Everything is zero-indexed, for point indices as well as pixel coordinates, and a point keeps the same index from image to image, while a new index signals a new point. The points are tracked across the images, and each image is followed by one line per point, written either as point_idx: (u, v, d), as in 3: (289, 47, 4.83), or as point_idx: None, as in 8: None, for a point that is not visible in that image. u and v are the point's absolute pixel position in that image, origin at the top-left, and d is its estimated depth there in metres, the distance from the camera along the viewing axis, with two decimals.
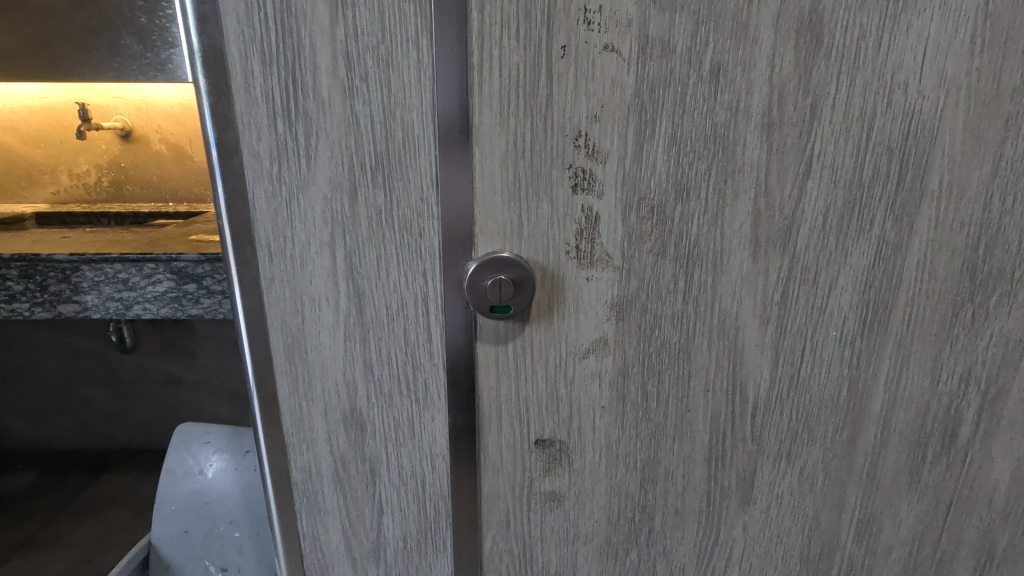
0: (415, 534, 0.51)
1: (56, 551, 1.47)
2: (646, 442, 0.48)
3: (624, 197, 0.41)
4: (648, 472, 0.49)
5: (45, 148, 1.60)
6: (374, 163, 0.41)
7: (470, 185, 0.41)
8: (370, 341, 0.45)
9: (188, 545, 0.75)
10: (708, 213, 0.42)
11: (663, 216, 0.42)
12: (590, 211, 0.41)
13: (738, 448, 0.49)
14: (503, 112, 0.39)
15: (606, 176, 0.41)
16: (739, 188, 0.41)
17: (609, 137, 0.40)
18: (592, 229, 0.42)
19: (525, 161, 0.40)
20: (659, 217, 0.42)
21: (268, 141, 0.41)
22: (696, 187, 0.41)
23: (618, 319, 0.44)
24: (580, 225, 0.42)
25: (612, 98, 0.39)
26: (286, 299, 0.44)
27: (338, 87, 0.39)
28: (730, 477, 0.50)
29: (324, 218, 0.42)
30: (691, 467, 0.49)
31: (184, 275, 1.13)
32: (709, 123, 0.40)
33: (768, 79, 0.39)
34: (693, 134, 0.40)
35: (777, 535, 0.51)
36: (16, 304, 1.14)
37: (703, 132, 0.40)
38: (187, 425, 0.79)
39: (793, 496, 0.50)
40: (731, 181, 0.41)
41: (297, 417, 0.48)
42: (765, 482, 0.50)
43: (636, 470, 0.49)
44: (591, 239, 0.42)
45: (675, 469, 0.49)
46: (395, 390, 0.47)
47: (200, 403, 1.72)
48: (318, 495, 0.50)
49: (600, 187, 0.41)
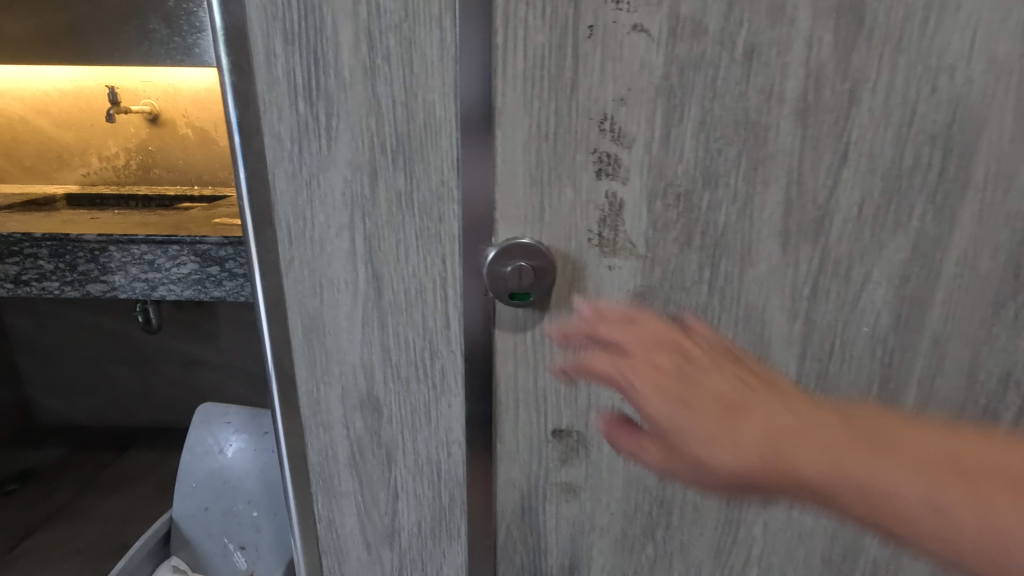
0: (429, 520, 0.51)
1: (83, 523, 1.52)
2: None
3: (650, 184, 0.40)
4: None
5: (75, 130, 1.63)
6: (396, 144, 0.40)
7: (490, 169, 0.40)
8: (388, 326, 0.45)
9: (207, 522, 0.76)
10: (736, 201, 0.40)
11: (690, 203, 0.41)
12: (614, 197, 0.40)
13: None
14: (526, 94, 0.38)
15: (631, 162, 0.40)
16: (770, 175, 0.40)
17: (635, 120, 0.39)
18: (615, 216, 0.41)
19: (548, 145, 0.39)
20: (686, 205, 0.41)
21: (289, 121, 0.40)
22: (724, 174, 0.40)
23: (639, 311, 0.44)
24: (603, 212, 0.41)
25: (639, 80, 0.38)
26: (305, 281, 0.44)
27: (360, 67, 0.39)
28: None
29: (344, 200, 0.42)
30: None
31: (207, 257, 1.14)
32: (741, 107, 0.38)
33: (805, 62, 0.37)
34: (724, 119, 0.39)
35: (799, 535, 0.50)
36: (46, 283, 1.17)
37: (734, 118, 0.38)
38: (207, 405, 0.79)
39: None
40: (762, 169, 0.40)
41: (314, 400, 0.48)
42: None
43: None
44: (614, 227, 0.41)
45: None
46: (412, 375, 0.46)
47: (223, 384, 1.76)
48: (334, 479, 0.50)
49: (624, 173, 0.40)
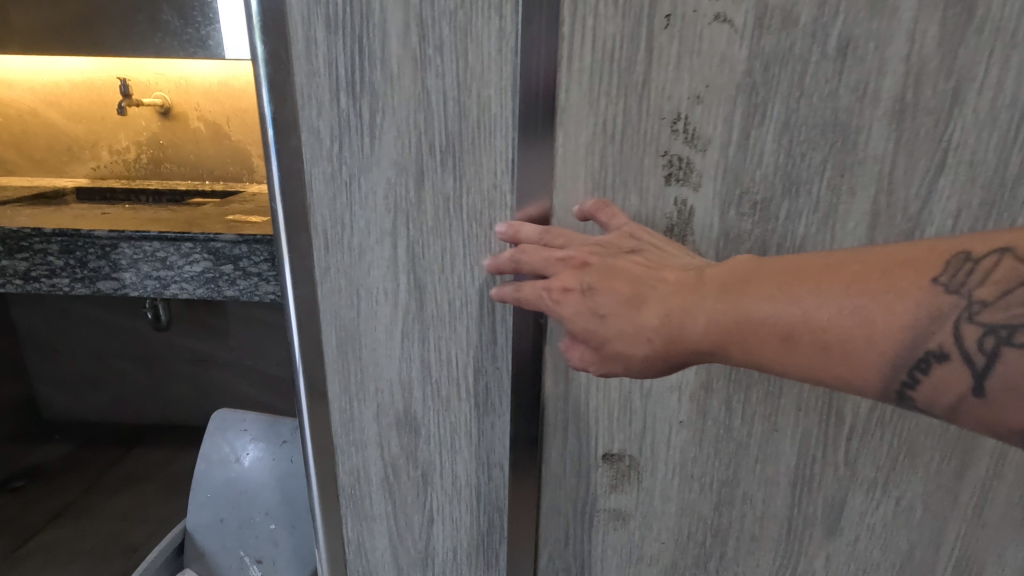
0: (466, 546, 0.48)
1: (90, 523, 1.49)
2: (726, 463, 0.44)
3: (724, 190, 0.37)
4: (725, 494, 0.45)
5: (86, 123, 1.60)
6: (446, 143, 0.37)
7: (550, 172, 0.37)
8: (430, 340, 0.42)
9: (224, 533, 0.73)
10: (818, 211, 0.37)
11: (767, 212, 0.37)
12: (684, 204, 0.37)
13: (827, 473, 0.44)
14: (592, 91, 0.35)
15: (705, 166, 0.36)
16: (859, 183, 0.36)
17: (711, 121, 0.35)
18: (684, 225, 0.38)
19: (614, 146, 0.36)
20: (763, 215, 0.37)
21: (330, 117, 0.37)
22: (807, 181, 0.36)
23: None
24: (671, 220, 0.38)
25: (718, 76, 0.34)
26: (341, 291, 0.41)
27: (409, 58, 0.35)
28: (815, 503, 0.45)
29: (386, 204, 0.38)
30: (773, 491, 0.45)
31: (221, 255, 1.11)
32: (830, 108, 0.34)
33: (906, 58, 0.33)
34: (810, 120, 0.35)
35: (863, 570, 0.47)
36: (56, 280, 1.14)
37: (822, 119, 0.35)
38: (224, 411, 0.76)
39: (885, 529, 0.45)
40: (849, 176, 0.36)
41: (347, 417, 0.45)
42: (855, 512, 0.45)
43: (710, 492, 0.45)
44: (682, 237, 0.38)
45: (755, 493, 0.45)
46: (454, 392, 0.43)
47: (232, 382, 1.73)
48: (366, 501, 0.47)
49: (696, 179, 0.36)
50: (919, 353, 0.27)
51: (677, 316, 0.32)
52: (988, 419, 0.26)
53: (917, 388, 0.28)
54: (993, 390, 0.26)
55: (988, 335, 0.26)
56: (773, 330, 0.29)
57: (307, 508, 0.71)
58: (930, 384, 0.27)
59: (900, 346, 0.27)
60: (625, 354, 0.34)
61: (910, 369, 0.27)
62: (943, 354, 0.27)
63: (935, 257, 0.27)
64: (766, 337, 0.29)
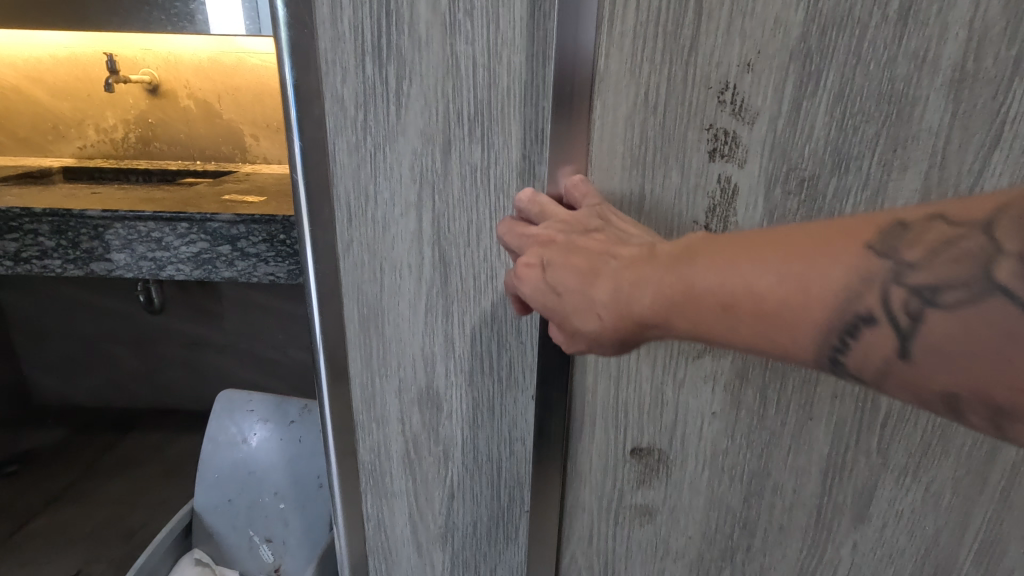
0: (486, 521, 0.48)
1: (85, 508, 1.48)
2: (758, 454, 0.43)
3: (771, 166, 0.35)
4: (755, 484, 0.44)
5: (71, 101, 1.55)
6: (474, 111, 0.36)
7: (586, 146, 0.36)
8: (454, 314, 0.41)
9: (232, 515, 0.73)
10: (868, 190, 0.35)
11: (814, 191, 0.35)
12: (728, 181, 0.36)
13: (860, 461, 0.42)
14: (636, 58, 0.34)
15: (751, 140, 0.35)
16: (911, 159, 0.34)
17: (759, 93, 0.34)
18: (728, 205, 0.37)
19: (655, 118, 0.35)
20: (810, 194, 0.36)
21: (354, 84, 0.36)
22: (857, 158, 0.34)
23: None
24: (715, 199, 0.37)
25: (768, 41, 0.33)
26: (365, 265, 0.40)
27: (438, 23, 0.34)
28: (844, 491, 0.43)
29: (411, 175, 0.38)
30: (803, 479, 0.43)
31: (218, 236, 1.09)
32: (885, 77, 0.32)
33: (970, 22, 0.31)
34: (866, 91, 0.33)
35: (890, 556, 0.45)
36: (48, 261, 1.11)
37: (877, 90, 0.33)
38: (229, 391, 0.75)
39: (913, 514, 0.43)
40: (901, 152, 0.34)
41: (368, 393, 0.44)
42: (885, 499, 0.43)
43: (740, 483, 0.44)
44: (725, 217, 0.37)
45: (785, 482, 0.44)
46: (477, 367, 0.43)
47: (226, 366, 1.71)
48: (386, 477, 0.47)
49: (741, 155, 0.36)
50: (845, 319, 0.24)
51: (619, 287, 0.30)
52: (913, 383, 0.24)
53: (848, 354, 0.25)
54: (916, 352, 0.23)
55: (915, 297, 0.23)
56: (713, 300, 0.27)
57: (319, 492, 0.71)
58: (855, 351, 0.25)
59: (830, 312, 0.24)
60: (580, 331, 0.32)
61: (841, 331, 0.25)
62: (871, 318, 0.24)
63: (871, 224, 0.24)
64: (701, 305, 0.27)
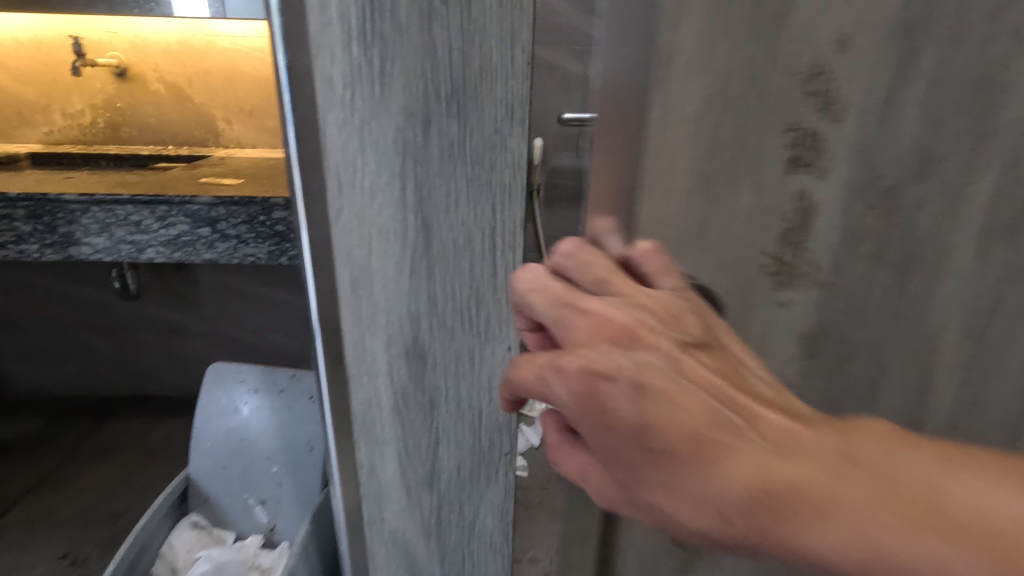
0: (469, 464, 0.53)
1: (67, 493, 1.49)
2: None
3: (856, 174, 0.30)
4: None
5: (36, 85, 1.53)
6: (449, 90, 0.40)
7: (638, 149, 0.31)
8: (436, 275, 0.46)
9: (227, 479, 0.77)
10: (946, 199, 0.30)
11: (896, 205, 0.30)
12: (805, 198, 0.31)
13: None
14: (720, 38, 0.29)
15: (837, 144, 0.30)
16: (993, 153, 0.29)
17: (858, 79, 0.28)
18: (799, 232, 0.31)
19: (729, 116, 0.30)
20: (891, 208, 0.30)
21: (342, 66, 0.40)
22: (944, 160, 0.29)
23: (807, 356, 0.34)
24: (787, 224, 0.31)
25: (871, 10, 0.28)
26: (354, 230, 0.44)
27: (417, 10, 0.38)
28: None
29: (395, 148, 0.42)
30: None
31: (198, 218, 1.11)
32: (983, 57, 0.28)
33: None
34: (965, 73, 0.28)
35: None
36: (24, 246, 1.12)
37: (974, 73, 0.28)
38: (219, 364, 0.79)
39: None
40: (983, 147, 0.29)
41: (359, 349, 0.49)
42: None
43: None
44: (797, 247, 0.32)
45: None
46: (458, 323, 0.48)
47: (205, 351, 1.73)
48: (377, 426, 0.52)
49: (822, 158, 0.30)
50: None
51: (760, 495, 0.26)
52: None
53: None
54: None
55: None
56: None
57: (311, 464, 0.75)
58: None
59: None
60: (653, 502, 0.29)
61: None
62: None
63: None
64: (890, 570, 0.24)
